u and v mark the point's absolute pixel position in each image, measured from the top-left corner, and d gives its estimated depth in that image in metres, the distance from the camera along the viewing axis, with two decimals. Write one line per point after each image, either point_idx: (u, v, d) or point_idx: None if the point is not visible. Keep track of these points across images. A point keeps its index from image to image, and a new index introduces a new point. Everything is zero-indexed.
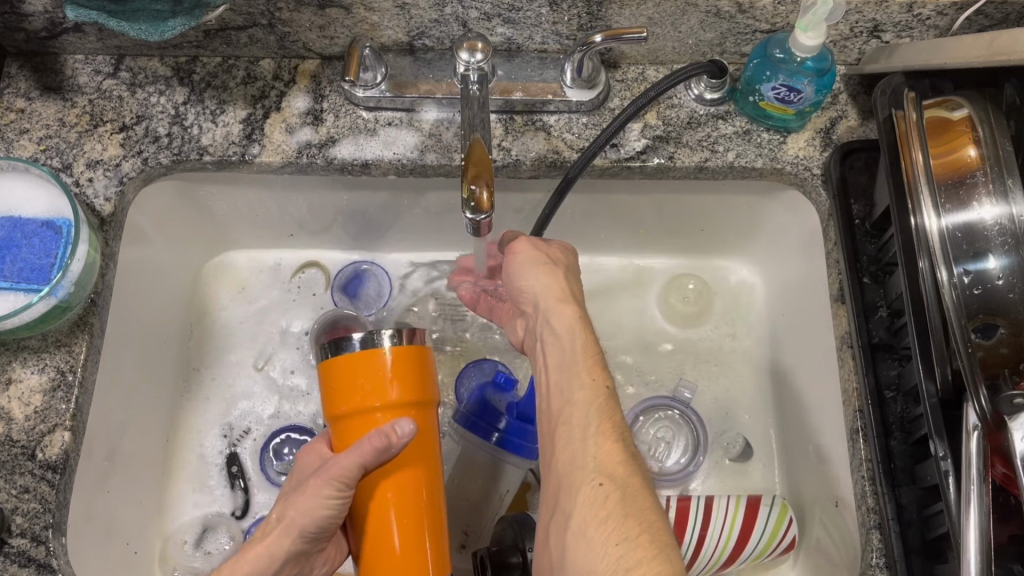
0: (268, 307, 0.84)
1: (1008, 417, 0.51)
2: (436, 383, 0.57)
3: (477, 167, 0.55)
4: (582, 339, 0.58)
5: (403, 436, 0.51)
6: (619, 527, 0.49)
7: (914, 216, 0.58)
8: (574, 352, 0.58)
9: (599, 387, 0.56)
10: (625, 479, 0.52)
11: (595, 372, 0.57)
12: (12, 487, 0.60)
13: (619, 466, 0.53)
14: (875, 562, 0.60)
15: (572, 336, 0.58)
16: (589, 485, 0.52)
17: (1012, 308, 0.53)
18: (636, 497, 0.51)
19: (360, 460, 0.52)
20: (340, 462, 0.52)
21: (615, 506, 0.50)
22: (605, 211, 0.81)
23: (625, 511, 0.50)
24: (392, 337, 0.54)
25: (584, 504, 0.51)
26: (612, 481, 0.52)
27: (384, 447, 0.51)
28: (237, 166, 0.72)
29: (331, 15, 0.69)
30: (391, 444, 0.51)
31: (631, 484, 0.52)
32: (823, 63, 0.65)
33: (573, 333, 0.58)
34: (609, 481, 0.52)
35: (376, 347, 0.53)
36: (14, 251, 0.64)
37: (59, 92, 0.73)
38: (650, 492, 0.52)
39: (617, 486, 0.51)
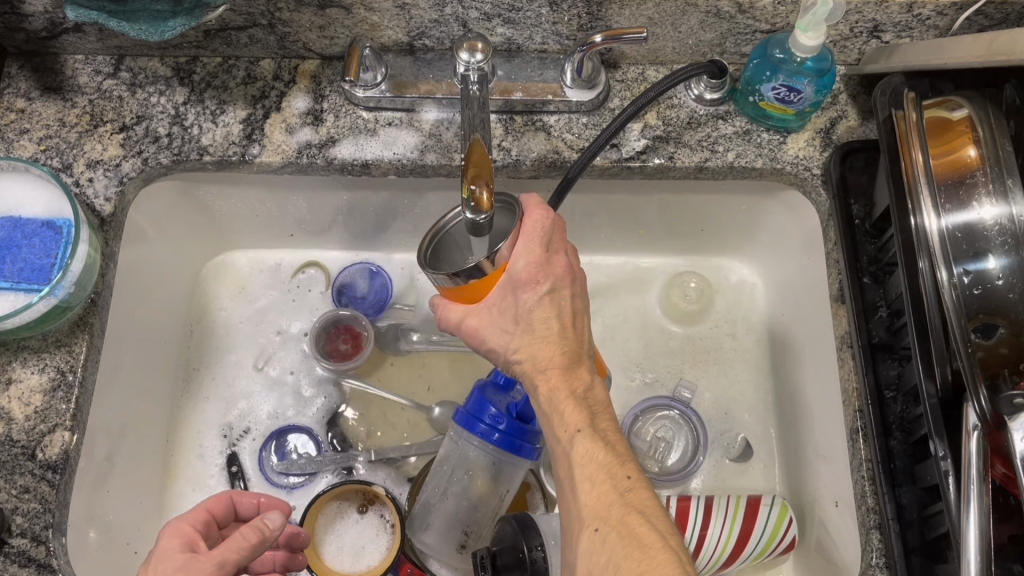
0: (268, 306, 0.84)
1: (1008, 417, 0.51)
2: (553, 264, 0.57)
3: (477, 167, 0.54)
4: (553, 400, 0.56)
5: (275, 526, 0.56)
6: (619, 564, 0.49)
7: (915, 216, 0.58)
8: (545, 410, 0.56)
9: (574, 437, 0.55)
10: (621, 520, 0.51)
11: (569, 420, 0.55)
12: (12, 487, 0.60)
13: (611, 507, 0.52)
14: (875, 562, 0.60)
15: (536, 389, 0.57)
16: (587, 534, 0.52)
17: (1013, 308, 0.53)
18: (632, 520, 0.51)
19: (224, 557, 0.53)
20: (205, 556, 0.53)
21: (613, 547, 0.50)
22: (606, 211, 0.81)
23: (623, 549, 0.50)
24: (435, 305, 0.60)
25: (585, 554, 0.51)
26: (606, 524, 0.52)
27: (258, 540, 0.55)
28: (237, 166, 0.72)
29: (331, 15, 0.69)
30: (265, 537, 0.55)
31: (627, 522, 0.51)
32: (823, 63, 0.65)
33: (539, 391, 0.56)
34: (604, 524, 0.52)
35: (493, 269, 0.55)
36: (15, 252, 0.64)
37: (59, 92, 0.73)
38: (649, 520, 0.51)
39: (614, 526, 0.51)
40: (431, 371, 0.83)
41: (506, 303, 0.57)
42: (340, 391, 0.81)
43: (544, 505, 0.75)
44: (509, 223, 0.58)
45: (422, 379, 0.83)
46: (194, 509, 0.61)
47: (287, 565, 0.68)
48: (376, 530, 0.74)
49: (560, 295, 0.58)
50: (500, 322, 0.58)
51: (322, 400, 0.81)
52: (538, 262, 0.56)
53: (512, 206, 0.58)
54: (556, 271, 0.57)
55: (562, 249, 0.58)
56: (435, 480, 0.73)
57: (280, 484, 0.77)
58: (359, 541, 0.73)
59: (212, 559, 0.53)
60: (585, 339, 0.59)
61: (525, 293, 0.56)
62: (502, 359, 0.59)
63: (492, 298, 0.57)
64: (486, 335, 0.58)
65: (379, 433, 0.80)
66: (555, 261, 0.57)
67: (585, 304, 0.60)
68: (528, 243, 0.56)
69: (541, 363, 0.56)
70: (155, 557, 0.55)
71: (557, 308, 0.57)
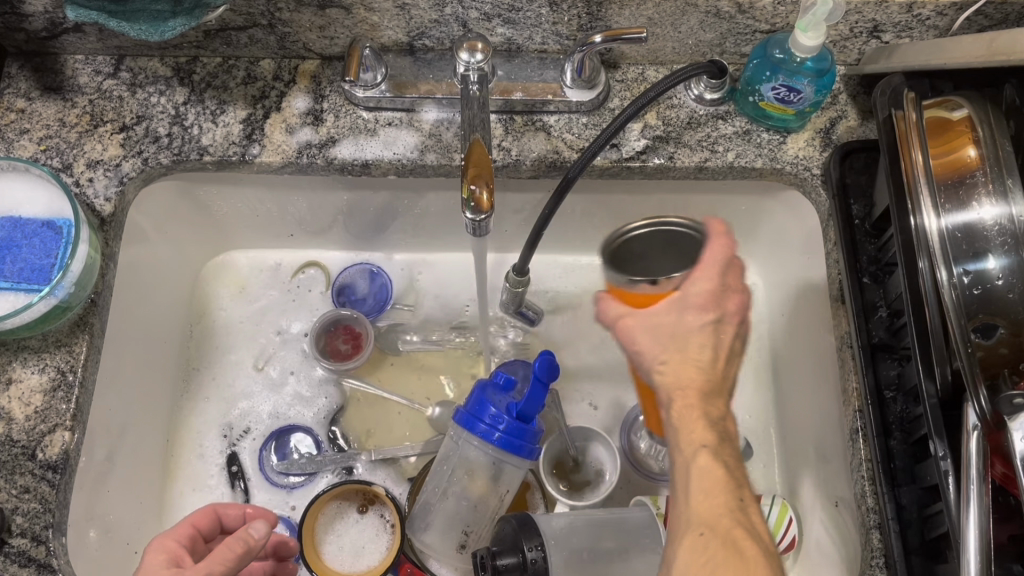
0: (268, 306, 0.84)
1: (1008, 417, 0.51)
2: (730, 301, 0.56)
3: (477, 167, 0.55)
4: (688, 402, 0.53)
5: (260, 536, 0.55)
6: (718, 573, 0.47)
7: (914, 216, 0.58)
8: (675, 424, 0.53)
9: (697, 453, 0.51)
10: (730, 530, 0.49)
11: (693, 434, 0.52)
12: (12, 487, 0.60)
13: (721, 522, 0.49)
14: (875, 562, 0.60)
15: (671, 403, 0.54)
16: (691, 535, 0.49)
17: (1012, 308, 0.53)
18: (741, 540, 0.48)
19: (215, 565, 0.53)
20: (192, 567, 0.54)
21: (714, 553, 0.48)
22: (606, 211, 0.81)
23: (725, 559, 0.47)
24: (597, 301, 0.58)
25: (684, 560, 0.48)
26: (713, 531, 0.49)
27: (242, 552, 0.54)
28: (237, 166, 0.72)
29: (331, 15, 0.69)
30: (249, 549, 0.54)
31: (734, 535, 0.48)
32: (823, 63, 0.66)
33: (680, 409, 0.53)
34: (710, 531, 0.49)
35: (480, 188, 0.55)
36: (15, 252, 0.64)
37: (59, 92, 0.73)
38: (755, 537, 0.49)
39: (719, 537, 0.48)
40: (432, 371, 0.83)
41: (670, 318, 0.55)
42: (340, 390, 0.81)
43: (544, 505, 0.75)
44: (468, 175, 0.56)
45: (422, 379, 0.83)
46: (178, 524, 0.61)
47: (274, 572, 0.69)
48: (376, 530, 0.74)
49: (723, 329, 0.55)
50: (658, 333, 0.55)
51: (322, 400, 0.81)
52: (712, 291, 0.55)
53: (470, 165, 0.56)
54: (732, 306, 0.56)
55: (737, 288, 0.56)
56: (435, 479, 0.73)
57: (279, 484, 0.77)
58: (359, 541, 0.74)
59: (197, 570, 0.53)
60: (727, 373, 0.56)
61: (690, 314, 0.55)
62: (644, 368, 0.56)
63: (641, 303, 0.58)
64: (680, 356, 0.54)
65: (380, 433, 0.80)
66: (732, 298, 0.56)
67: (743, 345, 0.58)
68: (708, 268, 0.55)
69: (664, 376, 0.54)
70: None
71: (717, 338, 0.55)
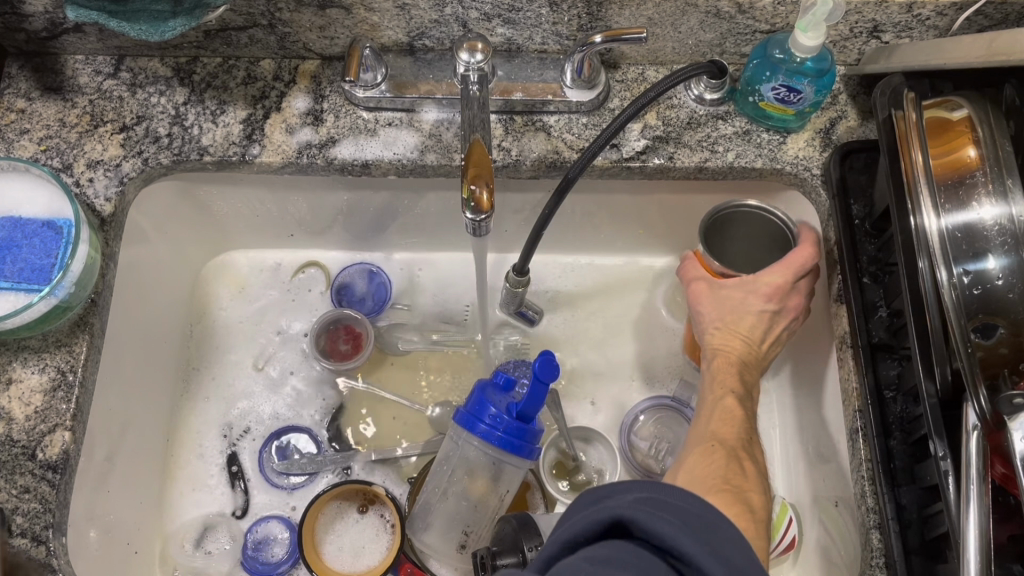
0: (268, 306, 0.84)
1: (1008, 417, 0.51)
2: (794, 304, 0.69)
3: (477, 167, 0.55)
4: (723, 351, 0.68)
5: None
6: (719, 470, 0.58)
7: (915, 216, 0.58)
8: (711, 373, 0.67)
9: (725, 397, 0.65)
10: (736, 450, 0.61)
11: (724, 381, 0.66)
12: (12, 487, 0.60)
13: (734, 443, 0.61)
14: (875, 562, 0.61)
15: (713, 354, 0.69)
16: (704, 446, 0.61)
17: (1012, 309, 0.53)
18: (743, 461, 0.60)
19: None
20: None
21: (720, 460, 0.59)
22: (606, 212, 0.81)
23: (728, 465, 0.59)
24: (687, 260, 0.73)
25: (694, 463, 0.60)
26: (722, 445, 0.61)
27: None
28: (237, 166, 0.72)
29: (331, 15, 0.69)
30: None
31: (740, 455, 0.60)
32: (823, 64, 0.66)
33: (717, 363, 0.68)
34: (720, 444, 0.61)
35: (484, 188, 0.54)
36: (15, 252, 0.64)
37: (59, 92, 0.73)
38: (756, 467, 0.60)
39: (727, 449, 0.60)
40: (432, 371, 0.83)
41: (734, 294, 0.69)
42: (340, 391, 0.81)
43: (544, 505, 0.75)
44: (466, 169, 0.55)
45: (422, 379, 0.83)
46: None
47: None
48: (376, 530, 0.74)
49: (776, 320, 0.69)
50: (718, 303, 0.69)
51: (323, 400, 0.81)
52: (777, 287, 0.67)
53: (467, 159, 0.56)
54: (787, 303, 0.68)
55: (803, 291, 0.69)
56: (435, 480, 0.73)
57: (279, 484, 0.77)
58: (359, 541, 0.74)
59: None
60: (765, 355, 0.70)
61: (751, 300, 0.68)
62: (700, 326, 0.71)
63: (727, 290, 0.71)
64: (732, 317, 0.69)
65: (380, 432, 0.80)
66: (792, 296, 0.68)
67: (787, 339, 0.71)
68: (781, 271, 0.67)
69: (718, 339, 0.69)
70: None
71: (767, 324, 0.68)
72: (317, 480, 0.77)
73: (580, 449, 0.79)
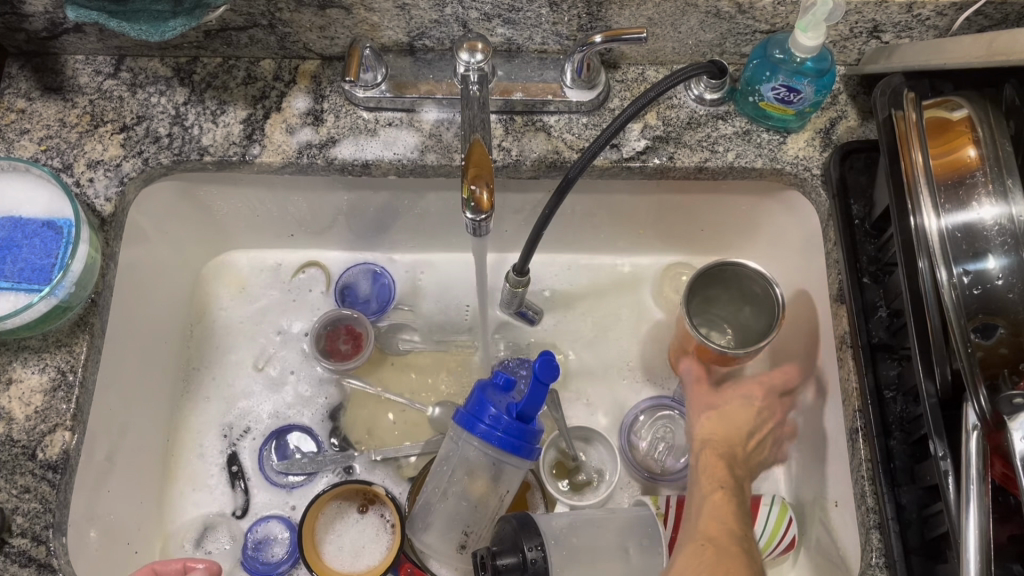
0: (268, 306, 0.84)
1: (1007, 417, 0.51)
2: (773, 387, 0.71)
3: (477, 167, 0.55)
4: (708, 449, 0.72)
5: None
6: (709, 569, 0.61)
7: (914, 216, 0.58)
8: (698, 466, 0.71)
9: (714, 491, 0.68)
10: (728, 546, 0.63)
11: (714, 475, 0.70)
12: (12, 487, 0.60)
13: (727, 536, 0.64)
14: (875, 562, 0.60)
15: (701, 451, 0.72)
16: (693, 545, 0.64)
17: (1012, 308, 0.53)
18: (733, 555, 0.62)
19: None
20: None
21: (707, 557, 0.62)
22: (605, 212, 0.81)
23: (718, 561, 0.61)
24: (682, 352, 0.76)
25: (684, 559, 0.63)
26: (712, 542, 0.63)
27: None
28: (237, 166, 0.72)
29: (331, 15, 0.69)
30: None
31: (734, 548, 0.63)
32: (823, 64, 0.66)
33: (708, 457, 0.71)
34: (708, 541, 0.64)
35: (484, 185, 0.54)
36: (15, 252, 0.64)
37: (59, 92, 0.73)
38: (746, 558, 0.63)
39: (713, 544, 0.63)
40: (431, 371, 0.83)
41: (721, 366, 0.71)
42: (340, 390, 0.81)
43: (544, 505, 0.75)
44: (467, 166, 0.55)
45: (421, 380, 0.83)
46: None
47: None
48: (376, 530, 0.74)
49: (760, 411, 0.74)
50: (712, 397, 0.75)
51: (323, 400, 0.81)
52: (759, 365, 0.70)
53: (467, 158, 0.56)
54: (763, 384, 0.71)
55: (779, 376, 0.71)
56: (435, 479, 0.73)
57: (279, 484, 0.77)
58: (359, 541, 0.74)
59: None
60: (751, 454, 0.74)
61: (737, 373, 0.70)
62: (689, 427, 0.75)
63: (718, 365, 0.73)
64: (721, 421, 0.74)
65: (381, 432, 0.80)
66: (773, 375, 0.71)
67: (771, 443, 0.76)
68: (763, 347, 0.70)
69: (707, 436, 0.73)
70: None
71: (758, 419, 0.74)
72: (317, 479, 0.77)
73: (580, 449, 0.79)
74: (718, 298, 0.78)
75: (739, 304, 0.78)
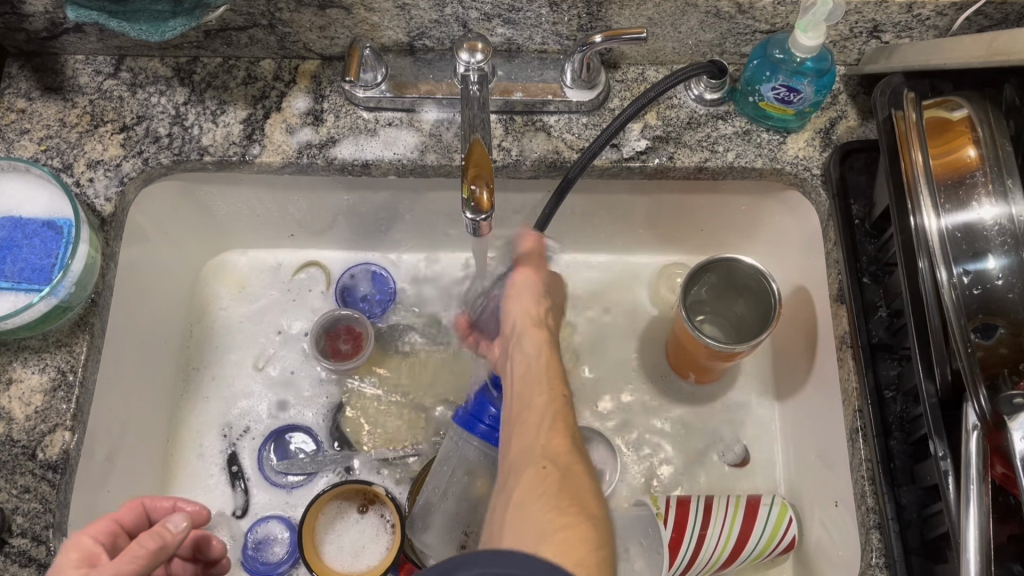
0: (268, 306, 0.84)
1: (1008, 417, 0.51)
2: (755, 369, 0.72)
3: (476, 167, 0.55)
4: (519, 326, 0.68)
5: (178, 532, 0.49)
6: (555, 496, 0.53)
7: (914, 216, 0.58)
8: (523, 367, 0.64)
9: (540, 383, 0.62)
10: (567, 467, 0.56)
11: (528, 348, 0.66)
12: (12, 487, 0.60)
13: (558, 452, 0.57)
14: (875, 563, 0.60)
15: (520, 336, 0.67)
16: (534, 467, 0.55)
17: (1012, 308, 0.53)
18: (576, 481, 0.55)
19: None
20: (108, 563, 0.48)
21: (552, 482, 0.54)
22: (605, 212, 0.81)
23: (559, 491, 0.54)
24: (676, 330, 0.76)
25: (528, 482, 0.55)
26: (552, 464, 0.56)
27: (159, 547, 0.49)
28: (237, 166, 0.72)
29: (331, 15, 0.69)
30: (167, 543, 0.49)
31: (570, 468, 0.56)
32: (823, 64, 0.66)
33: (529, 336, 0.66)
34: (551, 465, 0.56)
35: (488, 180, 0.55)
36: (15, 252, 0.64)
37: (59, 92, 0.73)
38: (585, 480, 0.56)
39: (559, 468, 0.56)
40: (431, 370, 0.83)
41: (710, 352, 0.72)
42: (340, 390, 0.81)
43: None
44: (467, 166, 0.55)
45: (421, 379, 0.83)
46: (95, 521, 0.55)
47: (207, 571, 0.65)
48: (376, 530, 0.74)
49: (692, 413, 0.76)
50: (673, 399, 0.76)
51: (323, 400, 0.81)
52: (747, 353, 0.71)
53: (467, 160, 0.56)
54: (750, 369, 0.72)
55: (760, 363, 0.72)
56: (435, 480, 0.73)
57: (279, 484, 0.77)
58: (359, 541, 0.74)
59: (108, 570, 0.46)
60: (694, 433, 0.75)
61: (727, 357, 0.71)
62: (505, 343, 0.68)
63: (707, 356, 0.74)
64: (547, 339, 0.66)
65: (381, 430, 0.80)
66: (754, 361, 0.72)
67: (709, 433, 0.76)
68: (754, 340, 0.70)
69: (530, 341, 0.66)
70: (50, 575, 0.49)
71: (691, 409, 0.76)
72: (318, 480, 0.78)
73: None
74: (709, 292, 0.79)
75: (732, 298, 0.79)
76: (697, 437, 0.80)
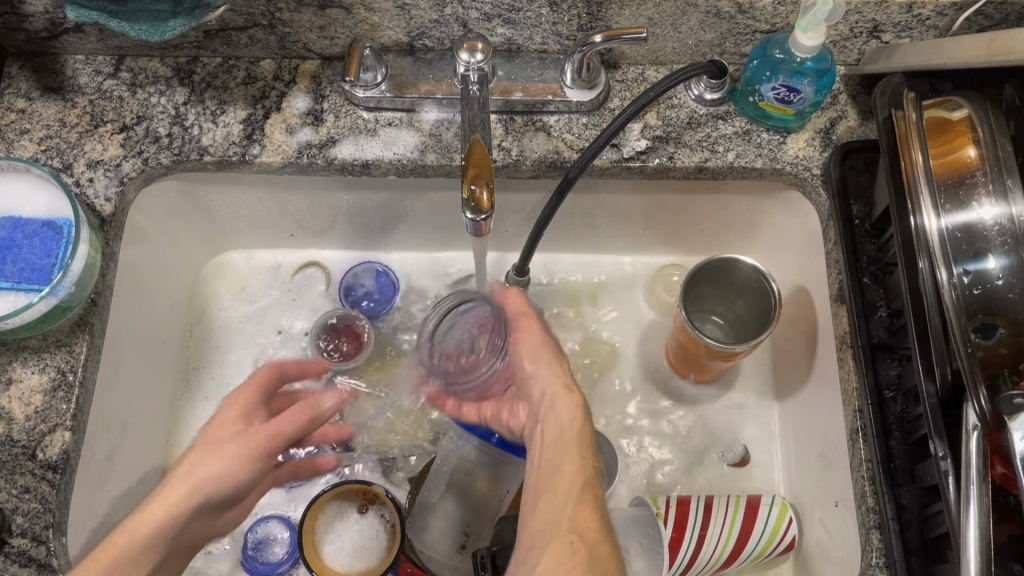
0: (267, 305, 0.84)
1: (1008, 417, 0.51)
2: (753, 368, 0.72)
3: (477, 167, 0.55)
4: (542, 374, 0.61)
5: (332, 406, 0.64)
6: None
7: (914, 216, 0.58)
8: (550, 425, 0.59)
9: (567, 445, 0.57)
10: (596, 546, 0.52)
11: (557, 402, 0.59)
12: (12, 487, 0.60)
13: (587, 525, 0.53)
14: (875, 562, 0.60)
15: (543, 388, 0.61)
16: (559, 543, 0.52)
17: (1012, 308, 0.53)
18: (605, 562, 0.51)
19: (159, 523, 0.54)
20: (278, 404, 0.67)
21: (577, 563, 0.50)
22: (605, 212, 0.81)
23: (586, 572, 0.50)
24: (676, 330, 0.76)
25: (551, 559, 0.51)
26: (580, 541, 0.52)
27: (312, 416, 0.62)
28: (237, 166, 0.72)
29: (331, 15, 0.69)
30: (319, 414, 0.63)
31: (599, 546, 0.52)
32: (822, 64, 0.66)
33: (554, 390, 0.60)
34: (578, 541, 0.52)
35: (489, 181, 0.55)
36: (15, 251, 0.64)
37: (59, 92, 0.73)
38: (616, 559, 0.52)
39: (585, 546, 0.51)
40: None
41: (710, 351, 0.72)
42: None
43: None
44: (468, 167, 0.55)
45: None
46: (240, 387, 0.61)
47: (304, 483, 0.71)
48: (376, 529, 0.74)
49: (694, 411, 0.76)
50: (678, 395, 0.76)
51: None
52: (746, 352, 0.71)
53: (468, 161, 0.56)
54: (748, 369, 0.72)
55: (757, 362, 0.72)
56: (435, 480, 0.73)
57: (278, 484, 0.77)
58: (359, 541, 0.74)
59: (270, 427, 0.59)
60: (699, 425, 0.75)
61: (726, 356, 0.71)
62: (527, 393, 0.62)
63: (706, 356, 0.74)
64: (578, 397, 0.60)
65: (380, 430, 0.79)
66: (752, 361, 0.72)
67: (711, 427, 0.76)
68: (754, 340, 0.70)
69: (562, 405, 0.59)
70: (212, 427, 0.59)
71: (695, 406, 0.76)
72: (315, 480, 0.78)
73: None
74: (708, 292, 0.79)
75: (732, 298, 0.79)
76: (697, 437, 0.79)
